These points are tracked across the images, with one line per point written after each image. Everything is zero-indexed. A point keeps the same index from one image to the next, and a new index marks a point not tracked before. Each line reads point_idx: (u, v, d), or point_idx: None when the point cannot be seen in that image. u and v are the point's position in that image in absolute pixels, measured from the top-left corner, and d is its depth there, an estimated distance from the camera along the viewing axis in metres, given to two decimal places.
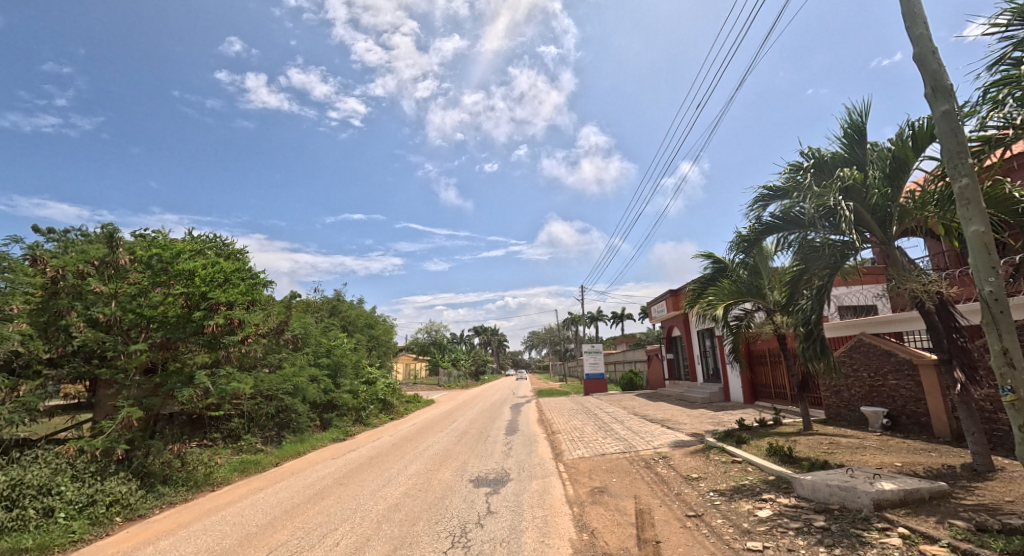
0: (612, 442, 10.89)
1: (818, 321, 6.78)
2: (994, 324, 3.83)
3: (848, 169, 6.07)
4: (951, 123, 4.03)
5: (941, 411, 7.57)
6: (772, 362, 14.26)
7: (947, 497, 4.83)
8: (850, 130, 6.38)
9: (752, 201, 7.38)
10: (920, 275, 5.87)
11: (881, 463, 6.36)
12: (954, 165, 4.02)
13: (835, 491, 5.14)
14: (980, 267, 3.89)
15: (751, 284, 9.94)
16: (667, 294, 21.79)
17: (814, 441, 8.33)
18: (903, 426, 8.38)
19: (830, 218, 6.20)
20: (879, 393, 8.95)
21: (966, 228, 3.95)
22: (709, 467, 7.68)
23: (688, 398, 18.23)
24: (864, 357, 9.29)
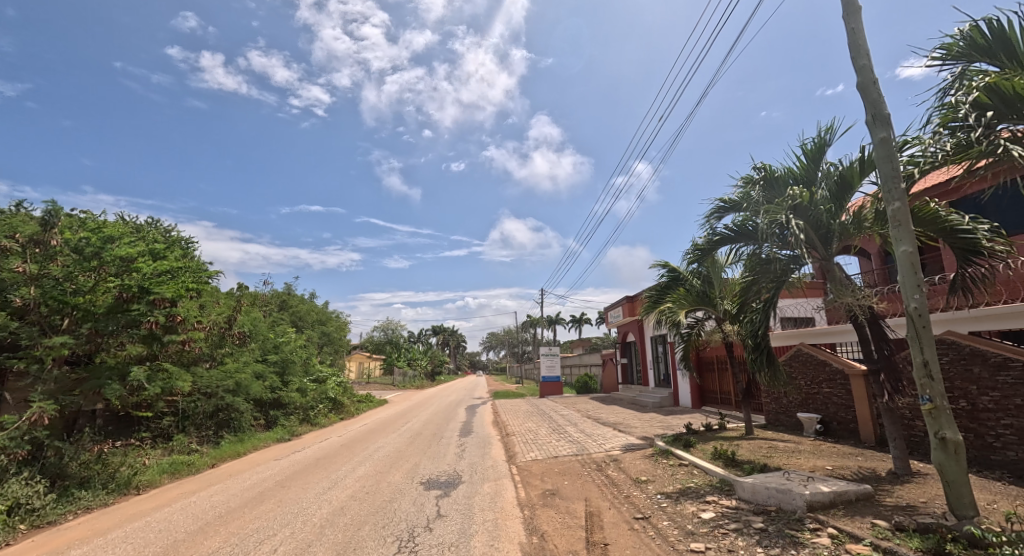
0: (565, 445, 11.00)
1: (765, 332, 7.13)
2: (916, 338, 4.14)
3: (798, 187, 6.41)
4: (888, 149, 4.35)
5: (867, 418, 8.14)
6: (719, 369, 14.92)
7: (872, 498, 5.15)
8: (805, 151, 6.75)
9: (708, 213, 7.70)
10: (855, 290, 6.25)
11: (814, 466, 6.74)
12: (889, 189, 4.33)
13: (772, 493, 5.40)
14: (906, 285, 4.21)
15: (703, 293, 10.37)
16: (623, 300, 22.43)
17: (755, 445, 8.73)
18: (833, 432, 8.95)
19: (780, 233, 6.57)
20: (814, 400, 9.50)
21: (896, 248, 4.27)
22: (658, 470, 7.89)
23: (640, 402, 18.75)
24: (802, 366, 9.82)
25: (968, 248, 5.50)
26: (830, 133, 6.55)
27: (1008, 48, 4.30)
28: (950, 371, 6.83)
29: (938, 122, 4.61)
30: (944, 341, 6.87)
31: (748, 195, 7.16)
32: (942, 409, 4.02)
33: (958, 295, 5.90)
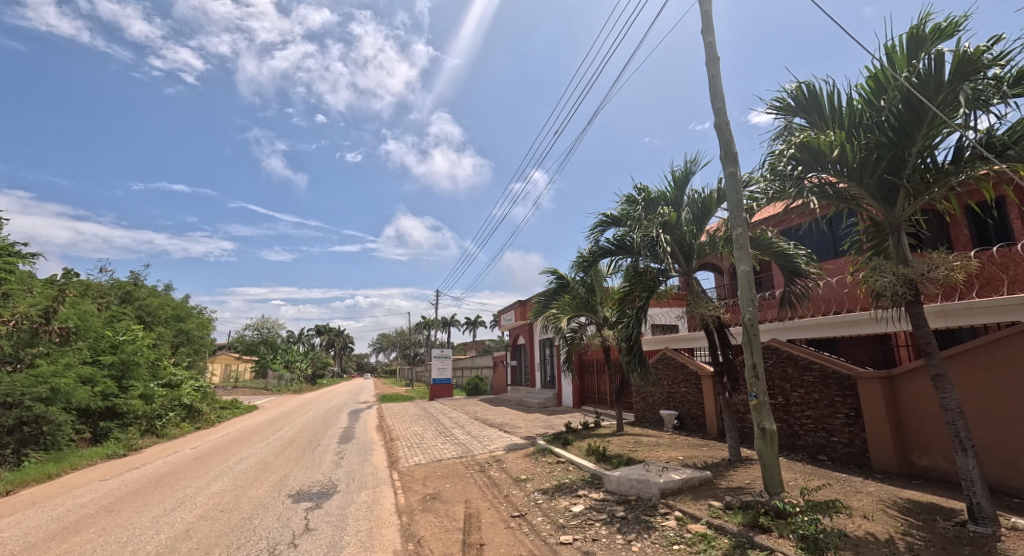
0: (450, 448, 10.98)
1: (638, 337, 7.81)
2: (749, 344, 4.89)
3: (667, 209, 7.19)
4: (735, 183, 5.08)
5: (713, 413, 9.38)
6: (598, 371, 16.09)
7: (711, 483, 5.95)
8: (677, 177, 7.59)
9: (593, 226, 8.29)
10: (708, 302, 7.18)
11: (670, 457, 7.58)
12: (735, 217, 5.06)
13: (633, 484, 5.94)
14: (744, 299, 4.95)
15: (586, 299, 11.08)
16: (515, 304, 23.11)
17: (623, 440, 9.55)
18: (687, 426, 10.17)
19: (651, 248, 7.34)
20: (673, 398, 10.70)
21: (738, 267, 4.99)
22: (537, 468, 8.24)
23: (526, 403, 19.44)
24: (665, 368, 11.00)
25: (793, 270, 6.72)
26: (696, 164, 7.47)
27: (819, 109, 5.30)
28: (773, 372, 8.20)
29: (768, 165, 5.56)
30: (770, 347, 8.23)
31: (627, 212, 7.85)
32: (764, 404, 4.78)
33: (784, 307, 7.19)
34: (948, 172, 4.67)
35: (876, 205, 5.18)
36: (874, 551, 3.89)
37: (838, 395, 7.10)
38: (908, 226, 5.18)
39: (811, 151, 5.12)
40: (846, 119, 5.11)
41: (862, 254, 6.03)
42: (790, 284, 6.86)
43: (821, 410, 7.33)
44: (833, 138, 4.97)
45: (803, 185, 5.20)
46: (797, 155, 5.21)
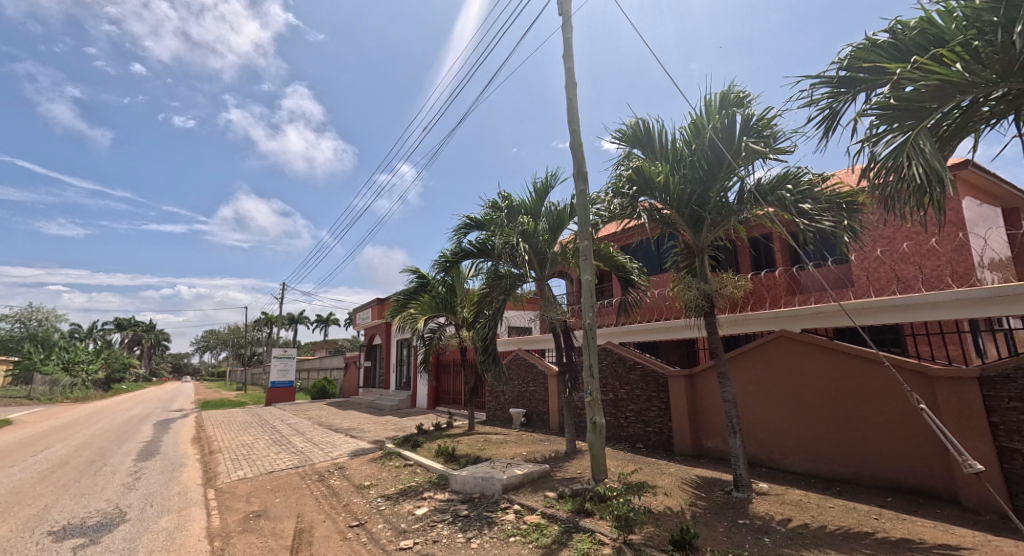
0: (285, 457, 9.91)
1: (493, 338, 7.97)
2: (588, 347, 5.32)
3: (527, 218, 7.54)
4: (584, 200, 5.54)
5: (556, 409, 10.11)
6: (453, 371, 16.19)
7: (549, 475, 6.38)
8: (538, 189, 8.01)
9: (456, 227, 8.31)
10: (558, 307, 7.72)
11: (514, 453, 7.93)
12: (583, 230, 5.50)
13: (478, 481, 6.04)
14: (586, 305, 5.38)
15: (446, 300, 11.01)
16: (372, 302, 22.05)
17: (473, 439, 9.71)
18: (533, 423, 10.81)
19: (511, 254, 7.63)
20: (522, 397, 11.27)
21: (582, 276, 5.43)
22: (382, 473, 7.88)
23: (377, 405, 18.62)
24: (517, 368, 11.53)
25: (627, 280, 7.90)
26: (555, 178, 8.00)
27: (651, 143, 6.10)
28: (606, 371, 9.18)
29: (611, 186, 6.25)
30: (605, 349, 9.23)
31: (491, 217, 8.05)
32: (597, 400, 5.26)
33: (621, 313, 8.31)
34: (735, 208, 5.76)
35: (688, 230, 6.11)
36: (671, 522, 4.57)
37: (654, 390, 8.22)
38: (709, 250, 6.22)
39: (643, 178, 5.88)
40: (671, 154, 5.97)
41: (678, 271, 7.10)
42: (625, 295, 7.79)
43: (640, 404, 8.43)
44: (659, 169, 5.77)
45: (637, 206, 6.04)
46: (632, 178, 5.99)
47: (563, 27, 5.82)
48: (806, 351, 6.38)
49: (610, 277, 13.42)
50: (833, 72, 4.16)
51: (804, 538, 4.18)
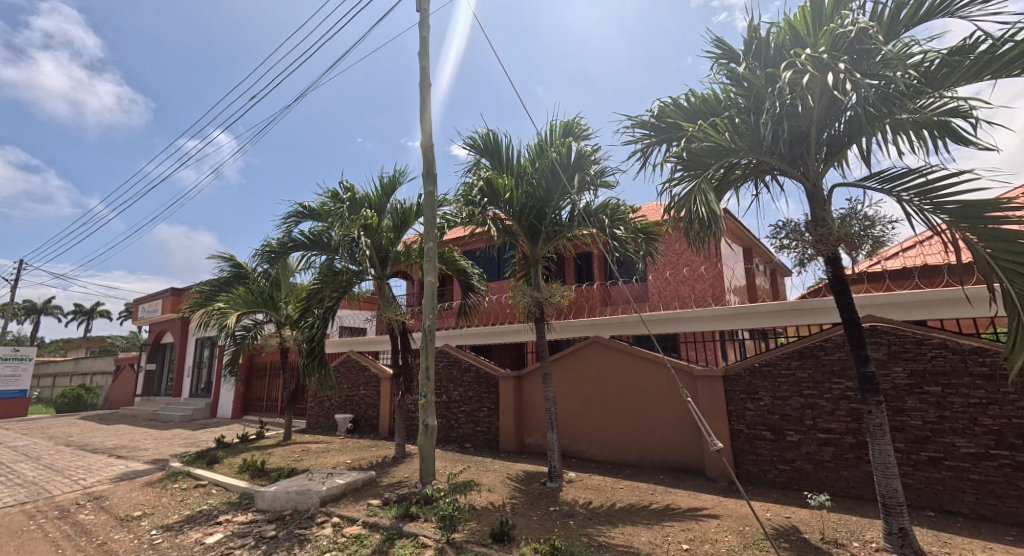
0: (9, 491, 7.44)
1: (321, 338, 7.32)
2: (426, 349, 5.17)
3: (370, 212, 7.13)
4: (432, 202, 5.43)
5: (386, 414, 9.73)
6: (269, 375, 14.38)
7: (374, 482, 6.08)
8: (385, 184, 7.66)
9: (285, 214, 7.45)
10: (396, 308, 7.46)
11: (337, 462, 7.34)
12: (428, 232, 5.38)
13: (290, 497, 5.38)
14: (426, 307, 5.22)
15: (267, 295, 9.69)
16: (165, 292, 18.28)
17: (288, 450, 8.70)
18: (360, 428, 10.23)
19: (349, 249, 7.12)
20: (350, 402, 10.57)
21: (425, 277, 5.29)
22: (162, 499, 6.49)
23: (162, 417, 15.42)
24: (347, 371, 10.76)
25: (468, 286, 8.12)
26: (403, 176, 7.75)
27: (498, 156, 6.37)
28: (441, 373, 9.21)
29: (461, 193, 6.43)
30: (442, 352, 9.27)
31: (329, 208, 7.43)
32: (430, 401, 5.03)
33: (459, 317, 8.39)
34: (567, 226, 6.35)
35: (526, 241, 6.51)
36: (491, 516, 4.76)
37: (484, 392, 8.52)
38: (543, 261, 6.73)
39: (491, 189, 6.13)
40: (516, 168, 6.31)
41: (515, 279, 7.52)
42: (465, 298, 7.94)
43: (471, 405, 8.66)
44: (506, 183, 6.10)
45: (485, 214, 6.24)
46: (482, 188, 6.20)
47: (421, 23, 5.69)
48: (612, 354, 7.36)
49: (450, 280, 13.58)
50: (647, 119, 4.88)
51: (601, 517, 4.77)
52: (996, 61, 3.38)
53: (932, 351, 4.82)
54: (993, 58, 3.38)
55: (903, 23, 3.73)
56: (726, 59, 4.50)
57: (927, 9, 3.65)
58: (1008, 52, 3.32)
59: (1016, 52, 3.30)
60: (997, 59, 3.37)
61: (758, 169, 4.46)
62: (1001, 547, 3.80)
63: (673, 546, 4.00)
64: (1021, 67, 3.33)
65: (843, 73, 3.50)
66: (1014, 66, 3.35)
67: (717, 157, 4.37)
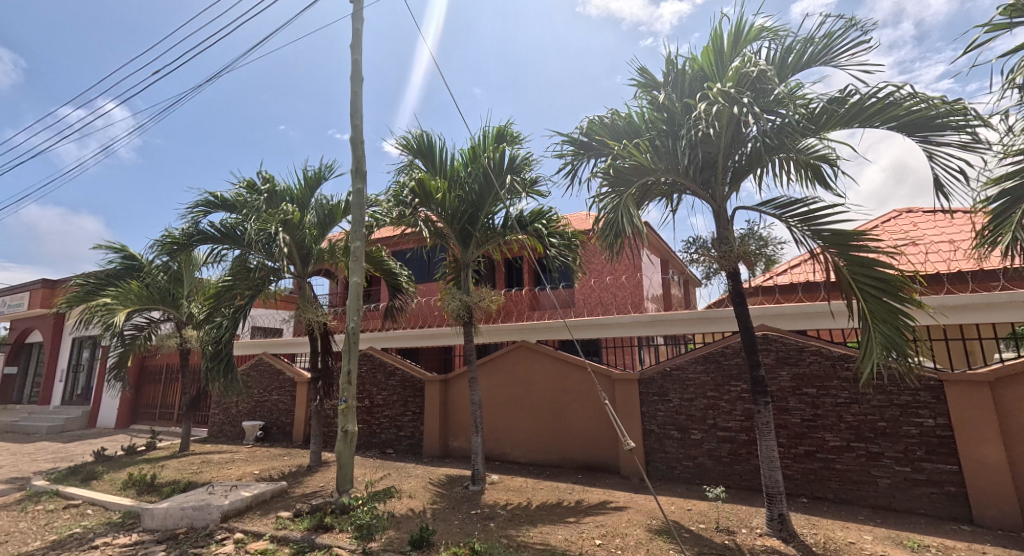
0: None
1: (230, 339, 6.74)
2: (348, 352, 4.87)
3: (291, 206, 6.75)
4: (360, 200, 5.12)
5: (301, 420, 9.21)
6: (164, 380, 13.01)
7: (284, 493, 5.74)
8: (309, 178, 7.30)
9: (192, 204, 6.86)
10: (317, 308, 7.11)
11: (242, 474, 6.83)
12: (356, 231, 5.07)
13: (186, 514, 4.88)
14: (351, 308, 4.94)
15: (166, 291, 8.77)
16: (35, 284, 15.88)
17: (185, 462, 7.94)
18: (271, 436, 9.60)
19: (266, 245, 6.67)
20: (261, 408, 9.89)
21: (350, 277, 5.00)
22: (21, 524, 5.63)
23: (26, 428, 13.37)
24: (258, 375, 10.05)
25: (396, 287, 7.96)
26: (330, 171, 7.45)
27: (432, 157, 6.34)
28: (364, 377, 8.92)
29: (392, 192, 6.33)
30: (365, 354, 8.99)
31: (244, 199, 6.95)
32: (352, 407, 4.78)
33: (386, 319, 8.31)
34: (500, 231, 6.46)
35: (457, 244, 6.54)
36: (410, 523, 4.69)
37: (409, 395, 8.37)
38: (473, 265, 6.79)
39: (423, 190, 6.07)
40: (449, 172, 6.30)
41: (445, 282, 7.48)
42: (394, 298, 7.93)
43: (395, 409, 8.47)
44: (439, 185, 6.06)
45: (417, 216, 6.16)
46: (414, 189, 6.12)
47: (354, 16, 5.51)
48: (537, 358, 7.57)
49: (377, 280, 13.20)
50: (576, 135, 5.13)
51: (520, 518, 4.88)
52: (862, 112, 3.97)
53: (810, 357, 5.50)
54: (861, 110, 3.97)
55: (792, 67, 4.26)
56: (646, 84, 4.86)
57: (810, 57, 4.20)
58: (871, 106, 3.92)
59: (877, 107, 3.91)
60: (863, 111, 3.97)
61: (673, 188, 4.85)
62: (857, 526, 4.43)
63: (587, 542, 4.20)
64: (881, 120, 3.95)
65: (745, 108, 3.92)
66: (875, 118, 3.96)
67: (637, 175, 4.69)
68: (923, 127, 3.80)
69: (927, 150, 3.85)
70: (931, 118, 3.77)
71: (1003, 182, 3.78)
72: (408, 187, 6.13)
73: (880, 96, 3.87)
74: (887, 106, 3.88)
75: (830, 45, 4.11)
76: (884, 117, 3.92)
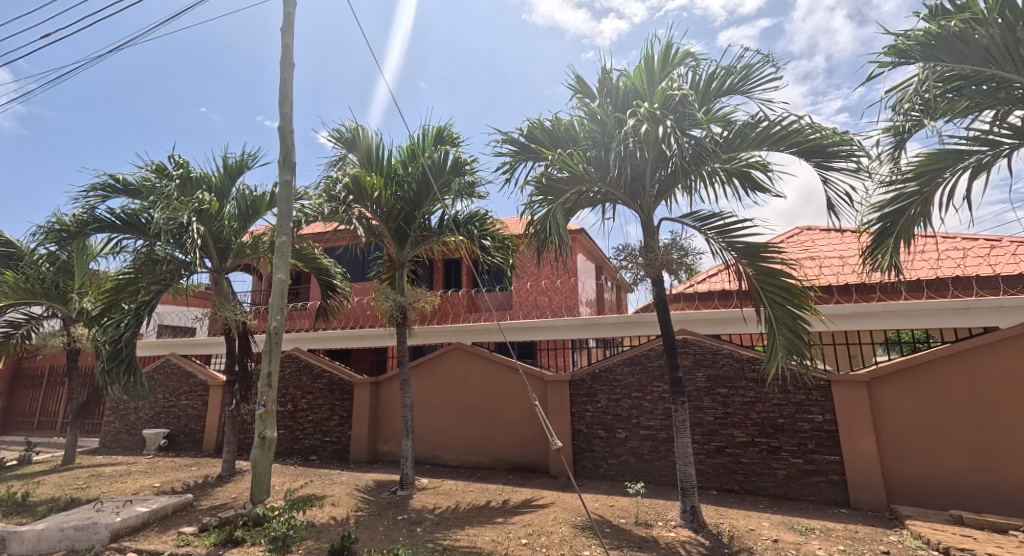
0: None
1: (132, 338, 6.06)
2: (269, 352, 4.44)
3: (208, 195, 6.23)
4: (288, 192, 4.75)
5: (214, 427, 8.52)
6: (46, 384, 11.49)
7: (189, 507, 5.28)
8: (231, 166, 6.81)
9: (87, 186, 6.15)
10: (236, 305, 6.62)
11: (140, 487, 6.18)
12: (282, 224, 4.70)
13: (66, 535, 4.28)
14: (273, 306, 4.53)
15: (52, 284, 7.75)
16: None
17: (69, 476, 7.06)
18: (177, 445, 8.81)
19: (176, 236, 6.10)
20: (166, 414, 9.04)
21: (274, 274, 4.61)
22: None
23: None
24: (164, 378, 9.18)
25: (326, 286, 7.60)
26: (253, 160, 6.97)
27: (369, 153, 6.13)
28: (288, 380, 8.44)
29: (323, 186, 6.04)
30: (290, 356, 8.52)
31: (152, 185, 6.34)
32: (271, 412, 4.33)
33: (316, 319, 7.94)
34: (437, 232, 6.38)
35: (393, 244, 6.39)
36: (331, 532, 4.49)
37: (337, 399, 8.02)
38: (409, 265, 6.66)
39: (359, 186, 5.85)
40: (386, 168, 6.14)
41: (379, 281, 7.25)
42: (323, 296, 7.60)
43: (321, 413, 8.08)
44: (374, 181, 5.87)
45: (350, 212, 5.94)
46: (348, 184, 5.87)
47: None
48: (472, 360, 7.56)
49: (306, 278, 12.55)
50: (516, 138, 5.19)
51: (448, 521, 4.84)
52: (770, 137, 4.37)
53: (723, 359, 5.95)
54: (769, 135, 4.37)
55: (713, 92, 4.60)
56: (582, 95, 5.03)
57: (729, 85, 4.55)
58: (777, 132, 4.33)
59: (782, 134, 4.33)
60: (771, 136, 4.37)
61: (605, 198, 5.04)
62: (758, 514, 4.85)
63: (513, 542, 4.25)
64: (785, 145, 4.37)
65: (669, 126, 4.17)
66: (781, 143, 4.37)
67: (572, 184, 4.85)
68: (819, 153, 4.27)
69: (823, 173, 4.31)
70: (825, 146, 4.23)
71: (879, 209, 4.33)
72: (341, 182, 5.89)
73: (785, 124, 4.29)
74: (791, 133, 4.31)
75: (745, 74, 4.49)
76: (788, 143, 4.35)
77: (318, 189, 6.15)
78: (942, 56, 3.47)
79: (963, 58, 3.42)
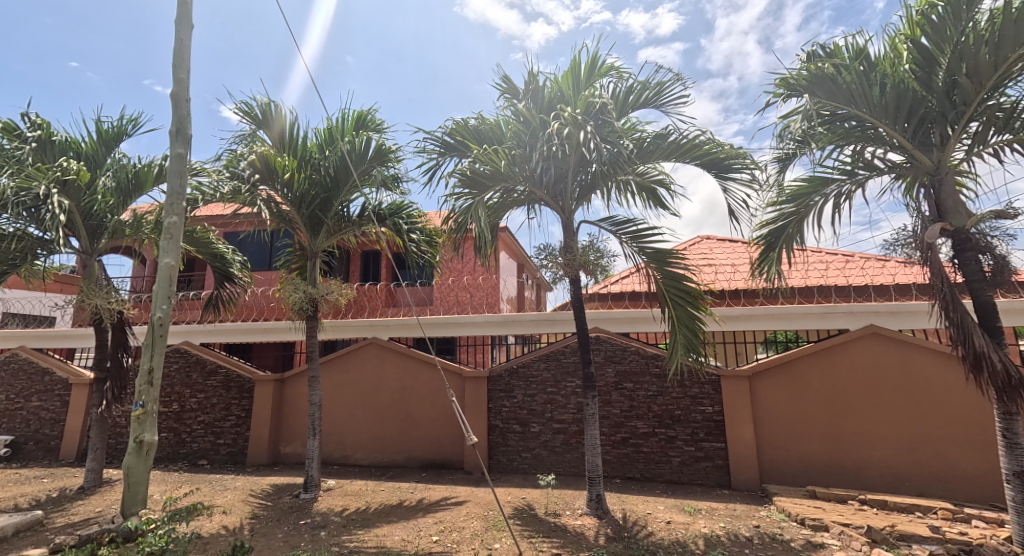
0: None
1: None
2: (151, 346, 3.85)
3: (76, 163, 5.37)
4: (180, 166, 4.16)
5: (75, 431, 7.40)
6: None
7: (38, 526, 4.53)
8: (108, 133, 5.93)
9: None
10: (110, 292, 5.77)
11: None
12: (171, 203, 4.11)
13: None
14: (158, 294, 3.94)
15: None
16: None
17: None
18: (24, 454, 7.52)
19: (31, 208, 5.17)
20: (12, 418, 7.69)
21: (160, 258, 4.00)
22: None
23: None
24: (10, 375, 7.79)
25: (223, 275, 6.91)
26: (135, 127, 6.12)
27: (280, 132, 5.65)
28: (173, 378, 7.57)
29: (224, 162, 5.49)
30: (178, 351, 7.64)
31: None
32: (151, 413, 3.81)
33: (208, 310, 7.18)
34: (355, 222, 6.05)
35: (305, 231, 5.96)
36: (221, 543, 4.09)
37: (234, 398, 7.33)
38: (322, 255, 6.25)
39: (267, 166, 5.37)
40: (300, 150, 5.71)
41: (286, 271, 6.74)
42: (220, 285, 6.94)
43: (214, 414, 7.35)
44: (286, 162, 5.42)
45: (255, 194, 5.43)
46: (253, 164, 5.37)
47: None
48: (388, 356, 7.30)
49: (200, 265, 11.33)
50: (441, 134, 5.08)
51: (356, 523, 4.62)
52: (678, 150, 4.71)
53: (631, 356, 6.32)
54: (677, 148, 4.70)
55: (631, 105, 4.85)
56: (509, 94, 5.04)
57: (647, 99, 4.82)
58: (684, 145, 4.67)
59: (689, 147, 4.67)
60: (679, 149, 4.70)
61: (528, 199, 5.11)
62: (655, 499, 5.22)
63: (424, 539, 4.16)
64: (692, 158, 4.72)
65: (590, 132, 4.31)
66: (688, 156, 4.72)
67: (496, 181, 4.86)
68: (718, 166, 4.67)
69: (720, 185, 4.72)
70: (723, 161, 4.65)
71: (766, 225, 4.84)
72: (246, 161, 5.36)
73: (691, 139, 4.64)
74: (696, 147, 4.67)
75: (661, 91, 4.77)
76: (694, 156, 4.70)
77: (219, 167, 5.55)
78: (817, 94, 3.91)
79: (833, 96, 3.88)
